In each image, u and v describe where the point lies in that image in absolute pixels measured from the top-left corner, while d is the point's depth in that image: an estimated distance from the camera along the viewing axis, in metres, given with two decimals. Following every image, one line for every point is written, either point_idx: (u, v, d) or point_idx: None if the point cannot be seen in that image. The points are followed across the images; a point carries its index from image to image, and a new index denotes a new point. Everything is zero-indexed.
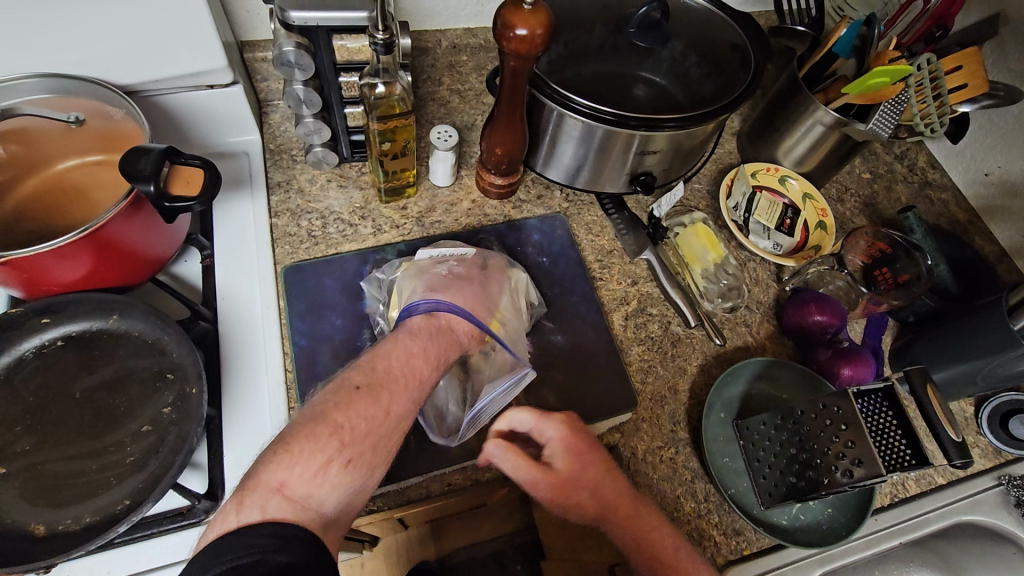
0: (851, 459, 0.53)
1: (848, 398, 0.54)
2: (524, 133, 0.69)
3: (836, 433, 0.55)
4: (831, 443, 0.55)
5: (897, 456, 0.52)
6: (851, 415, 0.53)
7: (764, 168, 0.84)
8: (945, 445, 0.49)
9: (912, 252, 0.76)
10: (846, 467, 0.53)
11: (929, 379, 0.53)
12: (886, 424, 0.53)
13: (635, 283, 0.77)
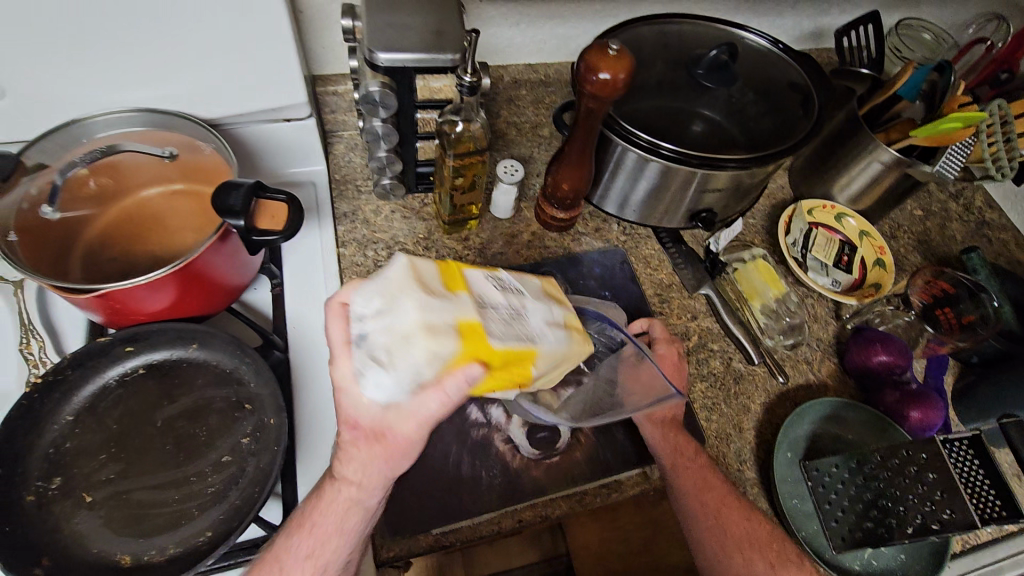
0: (940, 509, 0.53)
1: (937, 444, 0.55)
2: (591, 169, 0.70)
3: (922, 479, 0.55)
4: (915, 489, 0.56)
5: (989, 510, 0.52)
6: (941, 464, 0.54)
7: (820, 205, 0.84)
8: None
9: (977, 293, 0.75)
10: (931, 515, 0.54)
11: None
12: (974, 475, 0.54)
13: (695, 318, 0.77)
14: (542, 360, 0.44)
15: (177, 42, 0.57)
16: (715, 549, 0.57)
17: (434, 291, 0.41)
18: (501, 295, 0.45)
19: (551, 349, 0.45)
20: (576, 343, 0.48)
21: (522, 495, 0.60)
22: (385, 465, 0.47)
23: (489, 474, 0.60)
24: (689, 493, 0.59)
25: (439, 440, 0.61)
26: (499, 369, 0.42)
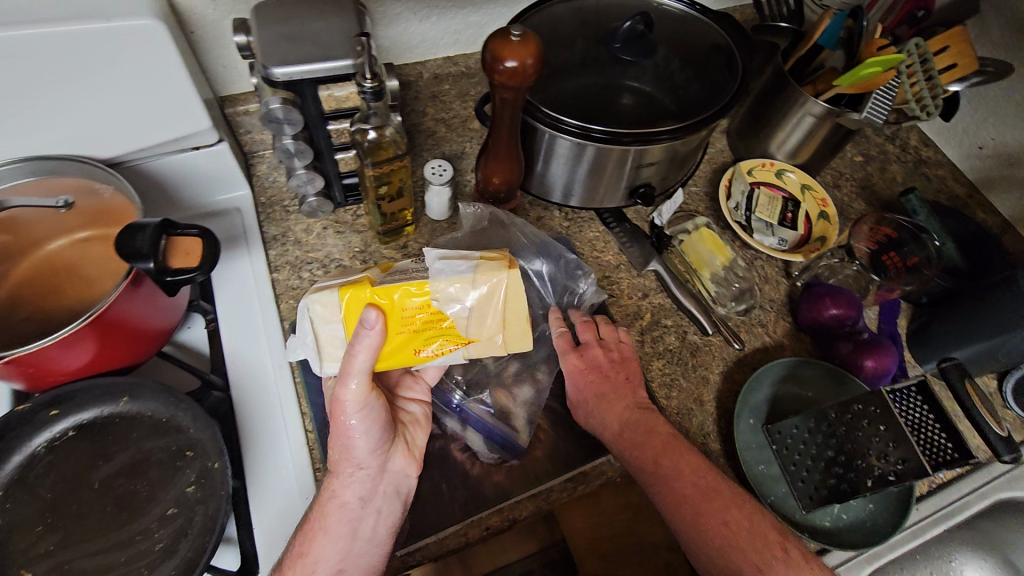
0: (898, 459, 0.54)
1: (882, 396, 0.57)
2: (520, 161, 0.69)
3: (876, 432, 0.56)
4: (873, 444, 0.56)
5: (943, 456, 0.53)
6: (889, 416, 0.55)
7: (760, 164, 0.84)
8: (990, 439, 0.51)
9: (919, 235, 0.76)
10: (888, 467, 0.54)
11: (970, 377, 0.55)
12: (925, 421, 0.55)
13: (646, 296, 0.76)
14: (438, 291, 0.50)
15: (52, 84, 0.53)
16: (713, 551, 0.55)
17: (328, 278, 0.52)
18: (412, 264, 0.54)
19: (447, 280, 0.50)
20: (489, 270, 0.51)
21: (487, 502, 0.58)
22: (351, 444, 0.53)
23: (449, 485, 0.59)
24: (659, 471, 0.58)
25: None
26: (399, 316, 0.51)
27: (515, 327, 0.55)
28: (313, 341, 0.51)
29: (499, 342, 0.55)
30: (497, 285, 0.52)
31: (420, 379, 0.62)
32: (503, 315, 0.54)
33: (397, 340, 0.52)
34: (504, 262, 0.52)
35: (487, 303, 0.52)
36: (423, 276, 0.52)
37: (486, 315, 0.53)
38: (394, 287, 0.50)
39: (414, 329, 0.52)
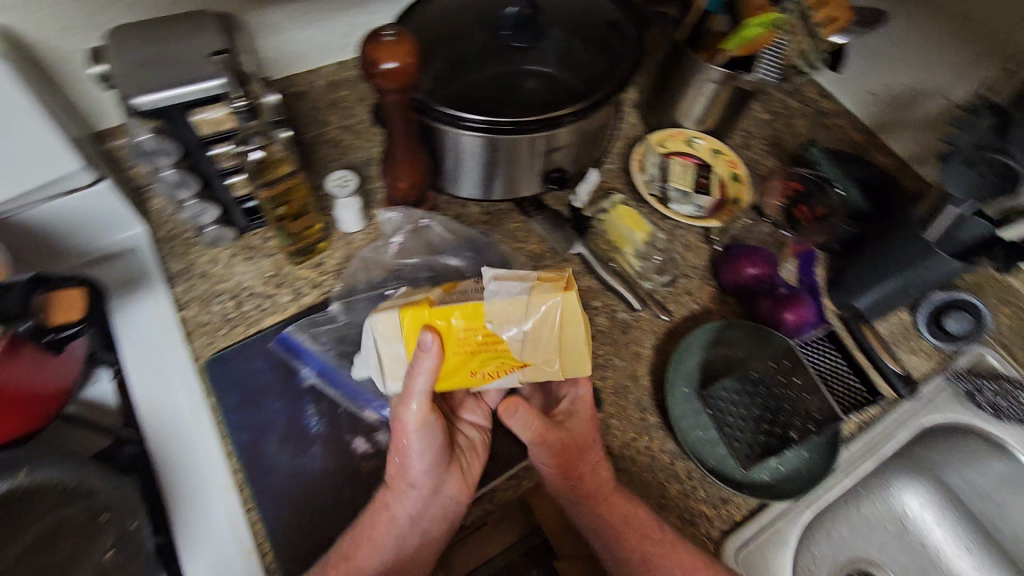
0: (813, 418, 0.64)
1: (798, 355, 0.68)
2: (425, 163, 0.67)
3: (794, 387, 0.67)
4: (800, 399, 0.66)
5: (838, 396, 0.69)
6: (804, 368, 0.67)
7: (669, 135, 0.86)
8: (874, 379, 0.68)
9: (823, 185, 0.80)
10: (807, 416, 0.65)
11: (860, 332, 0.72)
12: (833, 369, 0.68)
13: (573, 280, 0.75)
14: (492, 314, 0.48)
15: None
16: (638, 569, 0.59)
17: (395, 299, 0.52)
18: (472, 285, 0.52)
19: (502, 302, 0.48)
20: (544, 292, 0.49)
21: None
22: (408, 461, 0.54)
23: None
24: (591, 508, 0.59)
25: (330, 480, 0.58)
26: (455, 340, 0.49)
27: (570, 351, 0.52)
28: (376, 359, 0.51)
29: (555, 368, 0.52)
30: (552, 307, 0.49)
31: (482, 402, 0.63)
32: (558, 344, 0.51)
33: (454, 364, 0.51)
34: (560, 284, 0.50)
35: (542, 327, 0.49)
36: (479, 297, 0.50)
37: (539, 342, 0.50)
38: (452, 311, 0.48)
39: (468, 354, 0.50)
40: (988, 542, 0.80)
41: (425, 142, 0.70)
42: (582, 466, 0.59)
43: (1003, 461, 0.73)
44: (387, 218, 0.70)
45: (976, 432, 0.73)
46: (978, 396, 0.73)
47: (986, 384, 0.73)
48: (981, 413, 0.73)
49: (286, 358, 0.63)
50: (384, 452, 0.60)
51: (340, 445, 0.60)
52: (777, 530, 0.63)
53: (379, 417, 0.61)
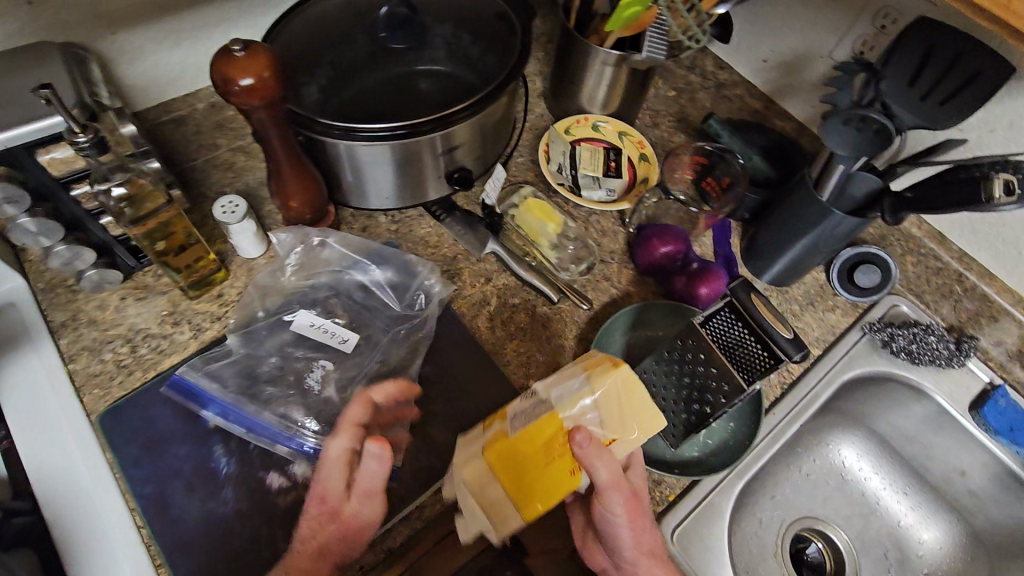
0: (721, 387, 0.58)
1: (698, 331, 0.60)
2: (315, 178, 0.65)
3: (700, 365, 0.60)
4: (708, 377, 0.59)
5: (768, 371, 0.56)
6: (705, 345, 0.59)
7: (575, 121, 0.84)
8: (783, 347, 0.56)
9: (724, 155, 0.79)
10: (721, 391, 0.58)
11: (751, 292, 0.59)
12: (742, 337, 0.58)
13: (489, 280, 0.74)
14: (563, 414, 0.46)
15: None
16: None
17: (460, 451, 0.48)
18: (525, 403, 0.49)
19: (568, 400, 0.46)
20: (599, 375, 0.47)
21: None
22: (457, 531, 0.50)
23: None
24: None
25: (244, 522, 0.55)
26: (541, 459, 0.45)
27: (645, 412, 0.48)
28: (476, 505, 0.45)
29: (638, 434, 0.47)
30: (613, 384, 0.47)
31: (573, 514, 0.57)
32: (631, 407, 0.47)
33: (545, 478, 0.45)
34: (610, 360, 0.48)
35: (618, 404, 0.47)
36: (541, 411, 0.46)
37: (621, 417, 0.47)
38: (523, 438, 0.45)
39: (559, 466, 0.45)
40: (922, 485, 0.79)
41: (314, 157, 0.67)
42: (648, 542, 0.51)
43: (923, 404, 0.75)
44: (277, 240, 0.66)
45: (897, 380, 0.75)
46: (893, 344, 0.74)
47: (900, 332, 0.74)
48: (897, 361, 0.75)
49: (182, 400, 0.59)
50: (301, 484, 0.57)
51: (253, 483, 0.57)
52: (712, 505, 0.64)
53: (291, 450, 0.57)
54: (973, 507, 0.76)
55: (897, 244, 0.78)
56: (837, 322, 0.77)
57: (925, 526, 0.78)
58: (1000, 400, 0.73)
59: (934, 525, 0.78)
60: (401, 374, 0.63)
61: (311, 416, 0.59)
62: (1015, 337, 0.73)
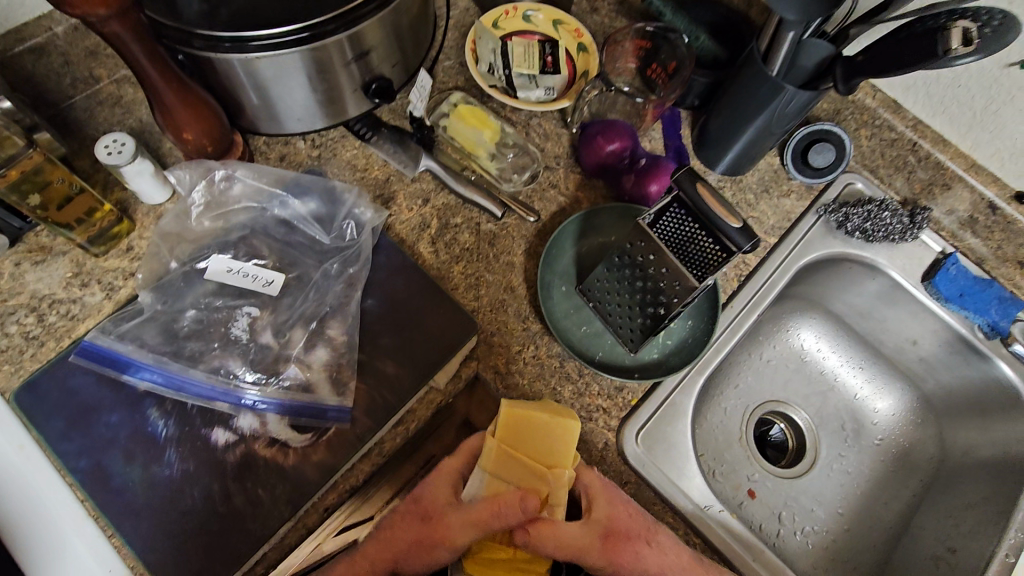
0: (670, 286, 0.54)
1: (647, 231, 0.53)
2: (208, 103, 0.56)
3: (651, 265, 0.55)
4: (660, 277, 0.55)
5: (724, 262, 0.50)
6: (654, 245, 0.53)
7: (502, 12, 0.74)
8: (731, 237, 0.49)
9: (666, 35, 0.72)
10: (673, 290, 0.54)
11: (699, 177, 0.50)
12: (691, 229, 0.52)
13: (427, 201, 0.68)
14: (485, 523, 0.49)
15: None
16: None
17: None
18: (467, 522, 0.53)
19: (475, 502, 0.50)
20: (490, 462, 0.51)
21: (311, 487, 0.53)
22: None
23: (266, 489, 0.53)
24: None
25: (194, 483, 0.52)
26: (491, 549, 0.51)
27: (550, 452, 0.51)
28: None
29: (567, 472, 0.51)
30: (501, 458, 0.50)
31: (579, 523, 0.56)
32: (526, 459, 0.50)
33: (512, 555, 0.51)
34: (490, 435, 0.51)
35: (507, 468, 0.50)
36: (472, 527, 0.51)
37: (529, 475, 0.50)
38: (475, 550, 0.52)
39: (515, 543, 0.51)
40: (877, 359, 0.81)
41: (202, 79, 0.58)
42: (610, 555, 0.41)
43: (876, 280, 0.76)
44: (177, 178, 0.60)
45: (852, 259, 0.75)
46: (847, 225, 0.73)
47: (854, 211, 0.73)
48: (851, 240, 0.74)
49: (97, 366, 0.54)
50: (248, 437, 0.54)
51: (197, 442, 0.54)
52: (674, 404, 0.64)
53: (231, 405, 0.54)
54: (923, 373, 0.78)
55: (851, 117, 0.75)
56: (793, 207, 0.75)
57: (880, 396, 0.81)
58: (950, 268, 0.72)
59: (888, 395, 0.81)
60: (341, 311, 0.59)
61: (248, 368, 0.56)
62: (967, 204, 0.72)
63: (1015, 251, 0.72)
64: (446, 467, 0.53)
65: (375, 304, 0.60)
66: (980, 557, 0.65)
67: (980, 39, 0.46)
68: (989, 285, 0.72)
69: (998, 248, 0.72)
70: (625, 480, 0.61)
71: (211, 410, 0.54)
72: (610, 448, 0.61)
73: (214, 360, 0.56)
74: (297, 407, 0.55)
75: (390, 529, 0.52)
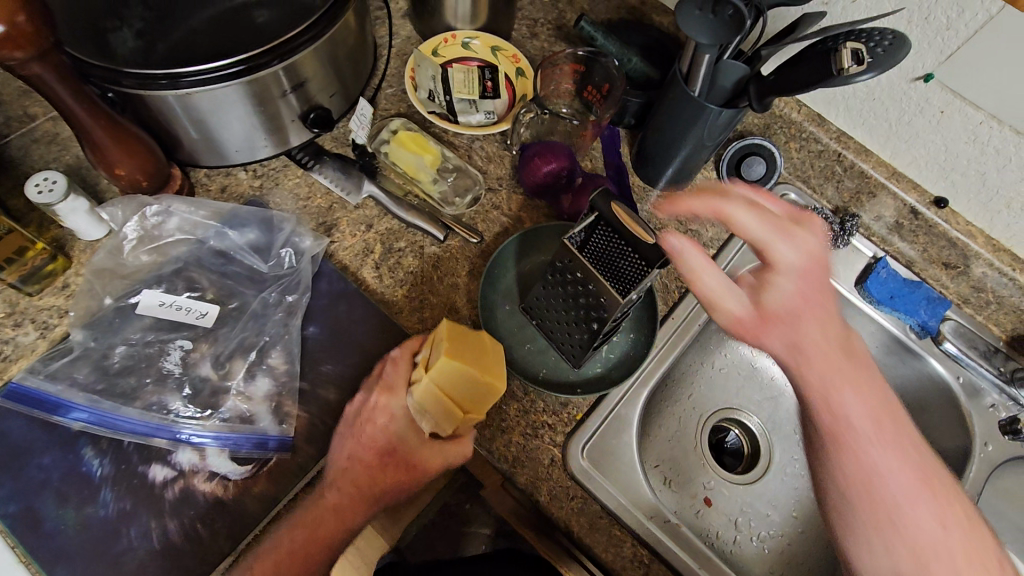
0: (600, 301, 0.55)
1: (574, 254, 0.55)
2: (141, 138, 0.57)
3: (580, 284, 0.56)
4: (590, 296, 0.56)
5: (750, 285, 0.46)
6: (581, 265, 0.55)
7: (442, 41, 0.77)
8: (646, 253, 0.50)
9: (598, 59, 0.74)
10: (602, 309, 0.55)
11: (613, 196, 0.52)
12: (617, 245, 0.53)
13: (371, 227, 0.68)
14: None
15: None
16: (862, 539, 0.46)
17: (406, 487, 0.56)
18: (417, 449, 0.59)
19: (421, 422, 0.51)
20: (418, 393, 0.50)
21: (253, 520, 0.53)
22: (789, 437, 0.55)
23: (206, 525, 0.52)
24: (848, 396, 0.45)
25: (131, 522, 0.52)
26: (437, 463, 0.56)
27: (469, 396, 0.49)
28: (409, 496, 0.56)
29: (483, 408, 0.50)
30: (427, 392, 0.49)
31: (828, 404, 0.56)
32: (453, 403, 0.50)
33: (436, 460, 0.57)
34: (424, 373, 0.49)
35: (433, 404, 0.50)
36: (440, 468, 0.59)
37: (447, 416, 0.50)
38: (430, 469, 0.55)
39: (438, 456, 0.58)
40: None
41: (134, 117, 0.58)
42: (834, 322, 0.45)
43: None
44: (110, 215, 0.60)
45: None
46: None
47: None
48: None
49: (27, 407, 0.53)
50: (187, 472, 0.54)
51: (133, 479, 0.53)
52: (620, 416, 0.65)
53: (168, 440, 0.54)
54: None
55: (780, 131, 0.77)
56: None
57: None
58: (881, 271, 0.75)
59: None
60: (283, 339, 0.59)
61: (187, 402, 0.56)
62: (892, 210, 0.75)
63: (939, 253, 0.75)
64: (389, 404, 0.53)
65: (317, 331, 0.61)
66: None
67: (871, 59, 0.48)
68: (918, 286, 0.75)
69: (924, 250, 0.76)
70: (572, 495, 0.61)
71: (147, 446, 0.54)
72: (556, 463, 0.62)
73: (151, 396, 0.55)
74: (234, 434, 0.55)
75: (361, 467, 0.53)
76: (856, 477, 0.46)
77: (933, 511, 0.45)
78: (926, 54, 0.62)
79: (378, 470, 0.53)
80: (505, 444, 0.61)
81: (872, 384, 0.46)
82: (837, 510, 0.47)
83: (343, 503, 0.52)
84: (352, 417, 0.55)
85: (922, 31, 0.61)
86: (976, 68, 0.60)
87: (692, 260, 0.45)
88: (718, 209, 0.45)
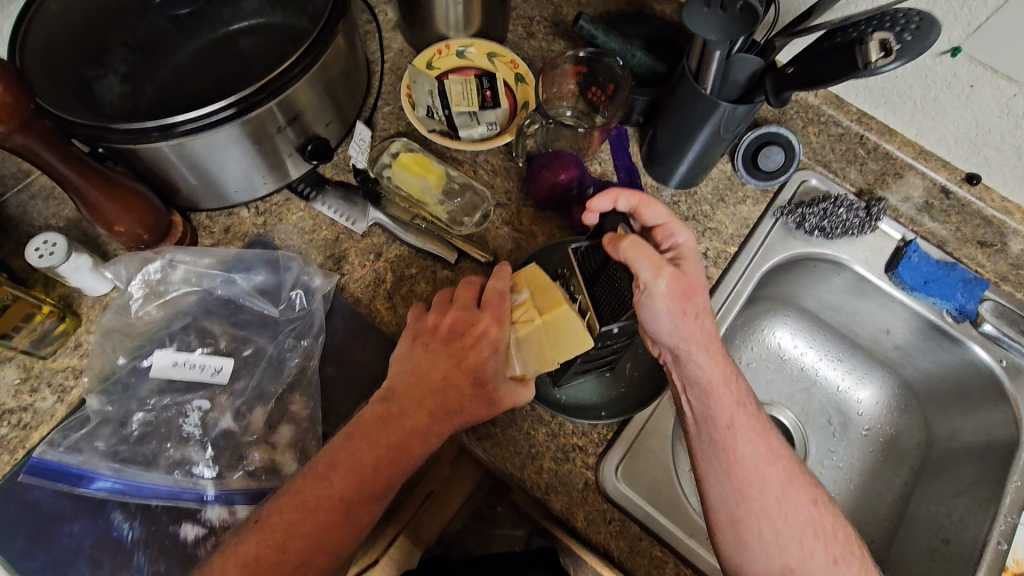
0: (586, 310, 0.49)
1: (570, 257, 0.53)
2: (137, 192, 0.55)
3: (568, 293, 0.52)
4: None
5: (679, 276, 0.50)
6: (573, 272, 0.51)
7: (435, 52, 0.74)
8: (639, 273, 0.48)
9: (602, 58, 0.71)
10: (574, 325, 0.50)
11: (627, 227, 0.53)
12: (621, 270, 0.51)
13: (380, 255, 0.66)
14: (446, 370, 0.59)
15: None
16: (759, 556, 0.51)
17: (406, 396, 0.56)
18: None
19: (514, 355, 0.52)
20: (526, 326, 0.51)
21: None
22: (712, 474, 0.53)
23: None
24: (741, 436, 0.52)
25: None
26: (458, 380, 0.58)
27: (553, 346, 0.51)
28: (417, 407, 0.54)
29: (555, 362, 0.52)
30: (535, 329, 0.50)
31: (737, 451, 0.52)
32: (544, 348, 0.51)
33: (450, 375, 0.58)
34: (547, 312, 0.50)
35: (532, 340, 0.51)
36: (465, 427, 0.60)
37: (536, 359, 0.51)
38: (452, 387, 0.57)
39: None
40: (855, 349, 0.82)
41: (131, 171, 0.57)
42: (732, 376, 0.54)
43: (842, 276, 0.75)
44: (114, 273, 0.59)
45: (813, 257, 0.74)
46: (806, 224, 0.72)
47: (811, 210, 0.72)
48: (811, 240, 0.73)
49: (49, 478, 0.53)
50: (217, 528, 0.53)
51: (165, 541, 0.52)
52: (651, 433, 0.63)
53: (192, 499, 0.53)
54: (900, 359, 0.78)
55: (797, 116, 0.75)
56: (750, 212, 0.74)
57: (860, 386, 0.81)
58: (912, 256, 0.72)
59: (867, 385, 0.81)
60: (303, 384, 0.58)
61: (210, 459, 0.55)
62: (920, 190, 0.72)
63: (973, 231, 0.71)
64: (496, 338, 0.51)
65: (335, 373, 0.59)
66: (973, 544, 0.63)
67: (900, 47, 0.45)
68: (953, 268, 0.72)
69: (956, 229, 0.72)
70: (609, 518, 0.59)
71: (173, 508, 0.53)
72: (590, 486, 0.60)
73: (175, 455, 0.55)
74: (261, 487, 0.54)
75: (424, 376, 0.52)
76: (755, 498, 0.51)
77: (814, 536, 0.51)
78: (952, 26, 0.58)
79: (446, 378, 0.51)
80: (537, 472, 0.60)
81: (760, 428, 0.53)
82: (724, 528, 0.52)
83: (423, 424, 0.50)
84: (445, 335, 0.53)
85: (948, 3, 0.57)
86: (1006, 42, 0.56)
87: (629, 249, 0.48)
88: (667, 225, 0.54)
